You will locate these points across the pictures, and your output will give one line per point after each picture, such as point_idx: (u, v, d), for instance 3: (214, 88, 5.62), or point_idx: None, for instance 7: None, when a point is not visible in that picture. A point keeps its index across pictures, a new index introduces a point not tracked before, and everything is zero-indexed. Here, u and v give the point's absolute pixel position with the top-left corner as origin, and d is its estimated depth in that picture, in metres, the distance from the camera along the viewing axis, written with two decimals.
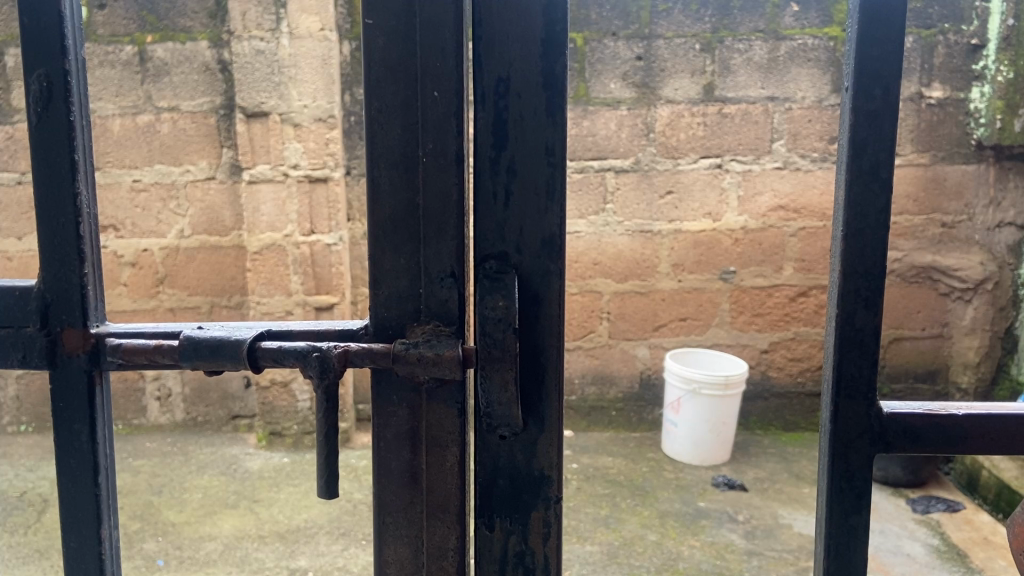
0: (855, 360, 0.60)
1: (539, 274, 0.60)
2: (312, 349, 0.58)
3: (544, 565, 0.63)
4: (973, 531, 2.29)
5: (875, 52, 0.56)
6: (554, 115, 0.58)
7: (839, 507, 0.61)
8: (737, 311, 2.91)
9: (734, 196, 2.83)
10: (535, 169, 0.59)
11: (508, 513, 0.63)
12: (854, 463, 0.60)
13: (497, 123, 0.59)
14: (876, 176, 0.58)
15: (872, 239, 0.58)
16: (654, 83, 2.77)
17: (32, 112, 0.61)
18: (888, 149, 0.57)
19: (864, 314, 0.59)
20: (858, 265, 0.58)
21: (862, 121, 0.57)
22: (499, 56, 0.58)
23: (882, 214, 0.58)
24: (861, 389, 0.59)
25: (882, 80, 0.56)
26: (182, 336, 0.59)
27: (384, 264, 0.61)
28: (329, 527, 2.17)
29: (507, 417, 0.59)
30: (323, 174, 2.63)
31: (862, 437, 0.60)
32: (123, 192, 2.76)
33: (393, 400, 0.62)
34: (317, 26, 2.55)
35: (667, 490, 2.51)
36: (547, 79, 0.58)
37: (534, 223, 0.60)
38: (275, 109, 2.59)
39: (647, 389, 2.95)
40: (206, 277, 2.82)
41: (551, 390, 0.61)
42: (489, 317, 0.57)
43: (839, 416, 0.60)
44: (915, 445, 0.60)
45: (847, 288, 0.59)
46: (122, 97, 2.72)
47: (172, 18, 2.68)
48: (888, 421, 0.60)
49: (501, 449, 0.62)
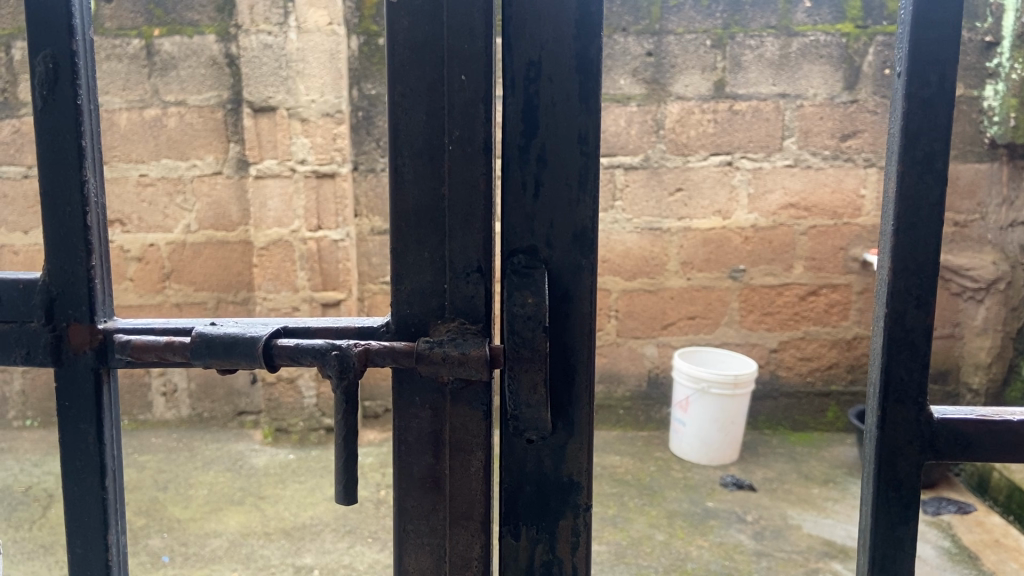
0: (904, 363, 0.57)
1: (570, 269, 0.58)
2: (331, 347, 0.56)
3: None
4: (985, 533, 2.27)
5: (930, 37, 0.54)
6: (588, 101, 0.56)
7: (884, 517, 0.59)
8: (747, 309, 2.88)
9: (745, 193, 2.80)
10: (566, 158, 0.57)
11: (535, 520, 0.61)
12: (902, 471, 0.58)
13: (527, 110, 0.57)
14: (930, 166, 0.55)
15: (926, 234, 0.56)
16: (665, 79, 2.74)
17: (38, 96, 0.59)
18: (944, 138, 0.55)
19: (914, 314, 0.57)
20: (910, 261, 0.56)
21: (916, 108, 0.55)
22: (531, 38, 0.56)
23: (936, 207, 0.56)
24: (911, 393, 0.57)
25: (938, 65, 0.54)
26: (195, 333, 0.56)
27: (408, 258, 0.59)
28: (334, 524, 2.15)
29: (540, 421, 0.57)
30: (331, 169, 2.62)
31: (911, 443, 0.58)
32: (130, 186, 2.75)
33: (417, 400, 0.60)
34: (325, 20, 2.54)
35: (675, 490, 2.49)
36: (581, 63, 0.56)
37: (565, 215, 0.58)
38: (283, 103, 2.57)
39: (654, 388, 2.93)
40: (212, 272, 2.80)
41: (581, 391, 0.59)
42: (518, 315, 0.55)
43: (886, 422, 0.58)
44: (966, 454, 0.58)
45: (897, 285, 0.57)
46: (130, 90, 2.71)
47: (180, 12, 2.67)
48: (938, 428, 0.58)
49: (529, 454, 0.60)
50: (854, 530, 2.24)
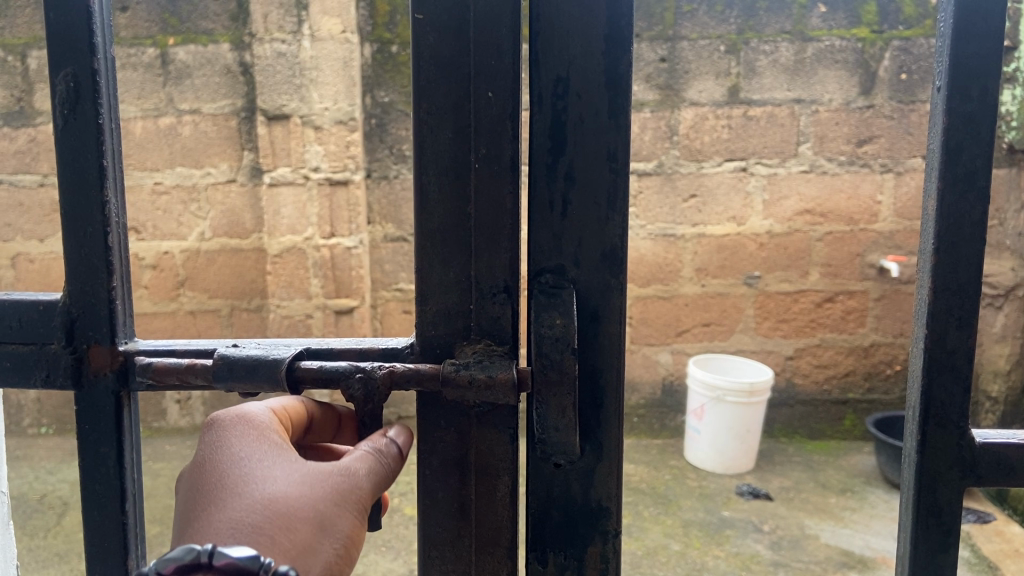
0: (946, 386, 0.57)
1: (599, 289, 0.57)
2: (355, 369, 0.55)
3: None
4: (1004, 542, 2.24)
5: (970, 50, 0.54)
6: (617, 118, 0.55)
7: (924, 543, 0.58)
8: (762, 317, 2.85)
9: (759, 200, 2.78)
10: (595, 175, 0.56)
11: (563, 546, 0.60)
12: (943, 497, 0.57)
13: (555, 127, 0.56)
14: (971, 183, 0.55)
15: (966, 253, 0.55)
16: (679, 85, 2.73)
17: (59, 114, 0.58)
18: (985, 155, 0.54)
19: (956, 335, 0.56)
20: (950, 281, 0.56)
21: (957, 123, 0.54)
22: (559, 54, 0.55)
23: (977, 225, 0.55)
24: (952, 417, 0.57)
25: (980, 79, 0.54)
26: (217, 355, 0.56)
27: (433, 278, 0.59)
28: None
29: (570, 444, 0.56)
30: (344, 176, 2.63)
31: (951, 469, 0.57)
32: (144, 194, 2.77)
33: (441, 424, 0.59)
34: (338, 28, 2.54)
35: (690, 499, 2.47)
36: (611, 78, 0.55)
37: (594, 233, 0.57)
38: (297, 111, 2.57)
39: (669, 396, 2.91)
40: (226, 279, 2.82)
41: (610, 414, 0.58)
42: (546, 335, 0.55)
43: (928, 446, 0.57)
44: (1009, 479, 0.57)
45: (938, 305, 0.56)
46: (144, 99, 2.73)
47: (195, 21, 2.69)
48: (981, 453, 0.57)
49: (557, 477, 0.59)
50: (871, 540, 2.22)
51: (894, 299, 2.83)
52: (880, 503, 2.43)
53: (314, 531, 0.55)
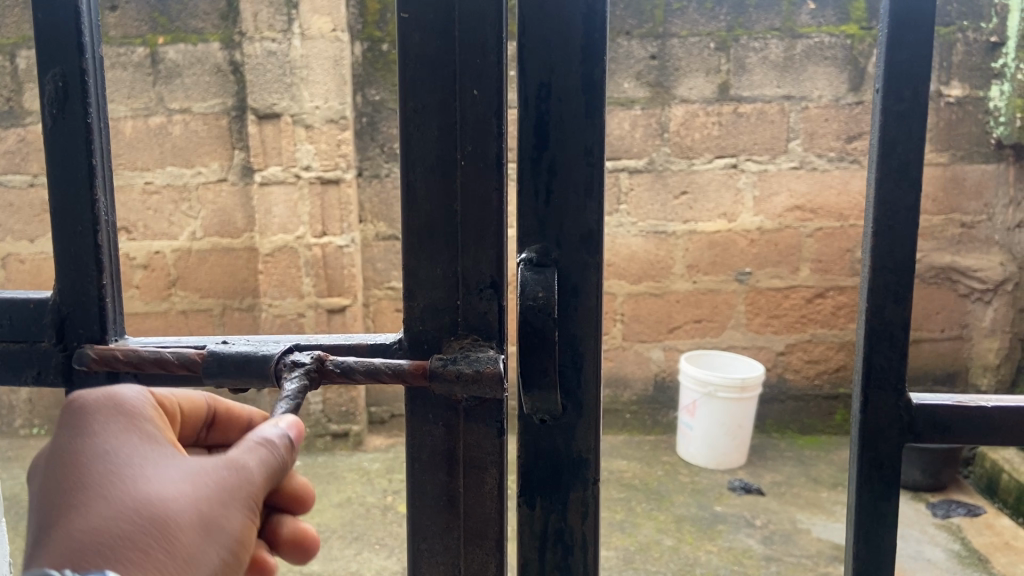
0: (885, 353, 0.64)
1: (577, 267, 0.59)
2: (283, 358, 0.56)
3: (583, 543, 0.63)
4: (995, 535, 2.28)
5: (903, 56, 0.61)
6: (594, 118, 0.57)
7: (868, 493, 0.66)
8: (753, 313, 2.87)
9: (750, 196, 2.79)
10: (574, 170, 0.58)
11: (548, 493, 0.63)
12: (884, 452, 0.65)
13: (538, 126, 0.58)
14: (905, 174, 0.62)
15: (901, 235, 0.63)
16: (669, 82, 2.74)
17: (47, 113, 0.59)
18: (917, 148, 0.61)
19: (892, 308, 0.64)
20: (888, 260, 0.63)
21: (891, 120, 0.61)
22: (542, 58, 0.57)
23: (911, 211, 0.62)
24: (891, 380, 0.64)
25: (912, 80, 0.61)
26: (207, 351, 0.56)
27: (421, 274, 0.59)
28: (341, 531, 2.29)
29: (553, 403, 0.59)
30: (335, 175, 2.63)
31: (891, 427, 0.65)
32: (135, 194, 2.76)
33: (431, 417, 0.60)
34: (329, 26, 2.55)
35: (683, 494, 2.48)
36: (588, 83, 0.57)
37: (573, 219, 0.59)
38: (288, 110, 2.58)
39: (661, 392, 2.93)
40: (218, 278, 2.82)
41: (588, 374, 0.61)
42: (529, 306, 0.56)
43: (871, 405, 0.65)
44: (943, 436, 0.65)
45: (877, 282, 0.64)
46: (135, 99, 2.72)
47: (184, 20, 2.68)
48: (918, 412, 0.65)
49: (541, 432, 0.62)
50: None
51: None
52: None
53: (199, 537, 0.47)
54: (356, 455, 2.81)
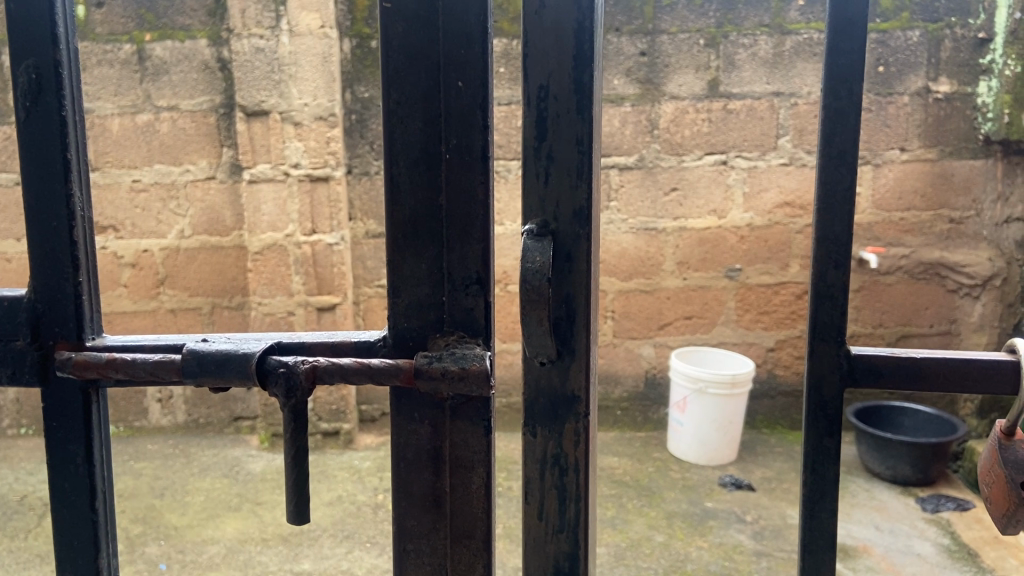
0: (827, 310, 0.67)
1: (571, 238, 0.62)
2: (281, 364, 0.57)
3: (577, 466, 0.66)
4: (984, 530, 2.30)
5: (842, 61, 0.64)
6: (584, 113, 0.61)
7: (815, 432, 0.69)
8: (743, 309, 2.88)
9: (740, 193, 2.80)
10: (567, 159, 0.62)
11: (547, 422, 0.66)
12: (827, 396, 0.68)
13: (536, 121, 0.62)
14: (842, 159, 0.65)
15: (841, 213, 0.66)
16: (659, 79, 2.74)
17: (21, 106, 0.59)
18: (855, 139, 0.65)
19: (834, 273, 0.66)
20: (828, 233, 0.66)
21: (830, 117, 0.65)
22: (538, 58, 0.61)
23: (850, 190, 0.65)
24: (832, 333, 0.67)
25: (848, 83, 0.64)
26: (187, 350, 0.57)
27: (406, 269, 0.60)
28: (331, 530, 2.28)
29: (547, 345, 0.62)
30: (324, 173, 2.62)
31: (833, 372, 0.68)
32: (122, 193, 2.74)
33: (416, 416, 0.61)
34: (317, 23, 2.53)
35: (674, 491, 2.48)
36: (579, 85, 0.61)
37: (568, 198, 0.62)
38: (276, 107, 2.56)
39: (652, 389, 2.93)
40: (207, 277, 2.80)
41: (579, 325, 0.63)
42: (528, 267, 0.59)
43: (815, 356, 0.68)
44: (878, 382, 0.67)
45: (821, 251, 0.67)
46: (121, 96, 2.70)
47: (171, 16, 2.66)
48: (856, 361, 0.68)
49: (539, 373, 0.65)
50: (852, 528, 2.32)
51: (873, 290, 2.86)
52: (862, 492, 2.56)
53: None
54: (347, 454, 2.80)
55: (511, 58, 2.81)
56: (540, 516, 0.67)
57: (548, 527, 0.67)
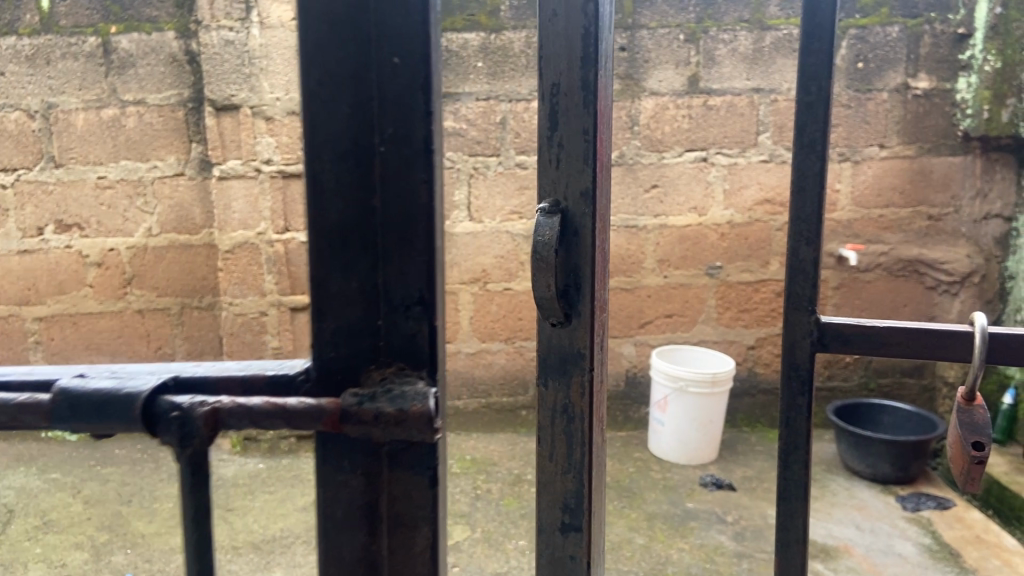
0: (799, 283, 0.85)
1: (579, 214, 0.77)
2: (173, 408, 0.54)
3: (582, 414, 0.80)
4: (965, 529, 2.29)
5: (811, 59, 0.81)
6: (588, 106, 0.75)
7: (790, 389, 0.86)
8: (724, 307, 2.85)
9: (720, 189, 2.77)
10: (576, 145, 0.77)
11: (557, 374, 0.80)
12: (798, 357, 0.85)
13: (551, 113, 0.77)
14: (813, 145, 0.82)
15: (811, 194, 0.83)
16: (639, 74, 2.70)
17: None
18: (822, 129, 0.82)
19: (805, 249, 0.84)
20: (801, 214, 0.84)
21: (802, 109, 0.82)
22: (553, 66, 0.76)
23: (818, 174, 0.82)
24: (802, 303, 0.85)
25: (815, 80, 0.81)
26: (59, 392, 0.54)
27: (334, 286, 0.56)
28: (305, 536, 2.22)
29: (554, 309, 0.77)
30: (297, 169, 2.55)
31: (805, 337, 0.85)
32: (87, 189, 2.66)
33: (348, 466, 0.58)
34: (289, 15, 2.46)
35: (654, 491, 2.45)
36: (585, 82, 0.75)
37: (575, 180, 0.77)
38: (247, 101, 2.50)
39: (632, 388, 2.90)
40: (177, 276, 2.73)
41: (586, 283, 0.77)
42: (540, 240, 0.76)
43: (789, 322, 0.86)
44: (844, 346, 0.84)
45: (794, 230, 0.85)
46: (86, 90, 2.61)
47: (138, 8, 2.58)
48: (825, 327, 0.85)
49: (552, 332, 0.79)
50: (833, 528, 2.29)
51: (852, 287, 2.83)
52: (842, 490, 2.54)
53: None
54: None
55: (489, 53, 2.75)
56: (549, 458, 0.82)
57: (558, 468, 0.82)
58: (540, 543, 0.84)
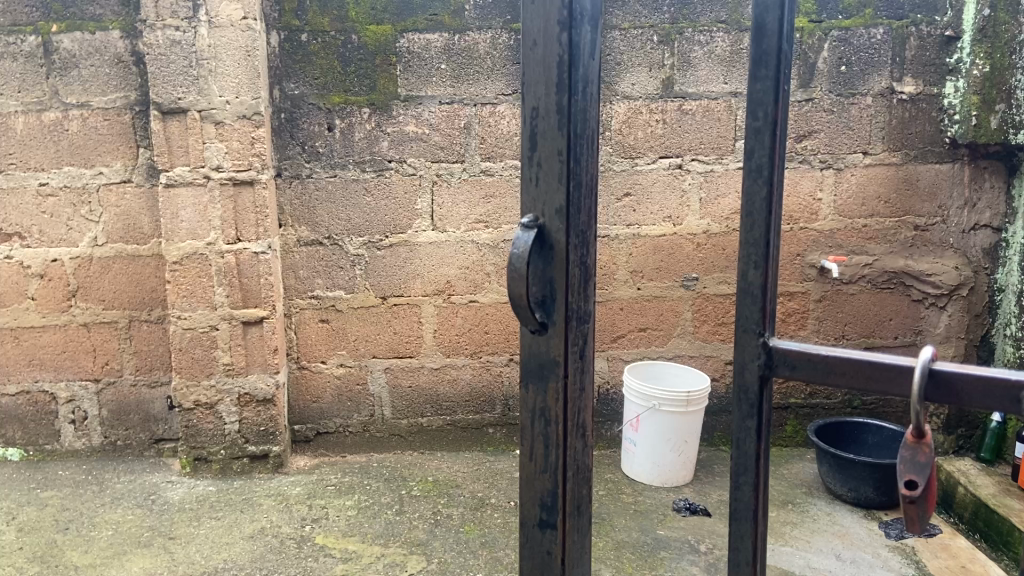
0: (748, 306, 0.82)
1: (554, 230, 0.79)
2: None
3: (560, 418, 0.82)
4: (951, 558, 2.16)
5: (759, 88, 0.80)
6: (566, 128, 0.78)
7: (739, 413, 0.82)
8: (701, 320, 2.72)
9: (696, 198, 2.64)
10: (553, 165, 0.79)
11: (536, 380, 0.83)
12: (747, 379, 0.82)
13: (531, 135, 0.80)
14: (759, 172, 0.80)
15: (757, 222, 0.81)
16: (610, 77, 2.55)
17: None
18: (768, 154, 0.80)
19: (753, 274, 0.82)
20: (749, 238, 0.82)
21: (750, 135, 0.81)
22: (533, 94, 0.80)
23: (765, 199, 0.80)
24: (748, 323, 0.82)
25: (761, 105, 0.80)
26: None
27: None
28: (248, 568, 2.08)
29: (530, 316, 0.78)
30: (249, 176, 2.43)
31: (756, 359, 0.81)
32: (29, 197, 2.52)
33: None
34: (239, 14, 2.35)
35: (624, 517, 2.31)
36: (561, 107, 0.78)
37: (552, 197, 0.79)
38: (194, 105, 2.36)
39: (605, 405, 2.75)
40: (123, 289, 2.59)
41: (560, 295, 0.79)
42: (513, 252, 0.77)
43: (738, 344, 0.82)
44: (791, 372, 0.79)
45: (742, 253, 0.82)
46: (26, 92, 2.47)
47: (81, 6, 2.44)
48: (775, 350, 0.80)
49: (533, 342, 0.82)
50: (812, 558, 2.15)
51: (835, 300, 2.69)
52: (822, 516, 2.40)
53: None
54: (276, 479, 2.58)
55: (454, 54, 2.61)
56: (530, 457, 0.85)
57: (537, 468, 0.85)
58: (523, 542, 0.87)
